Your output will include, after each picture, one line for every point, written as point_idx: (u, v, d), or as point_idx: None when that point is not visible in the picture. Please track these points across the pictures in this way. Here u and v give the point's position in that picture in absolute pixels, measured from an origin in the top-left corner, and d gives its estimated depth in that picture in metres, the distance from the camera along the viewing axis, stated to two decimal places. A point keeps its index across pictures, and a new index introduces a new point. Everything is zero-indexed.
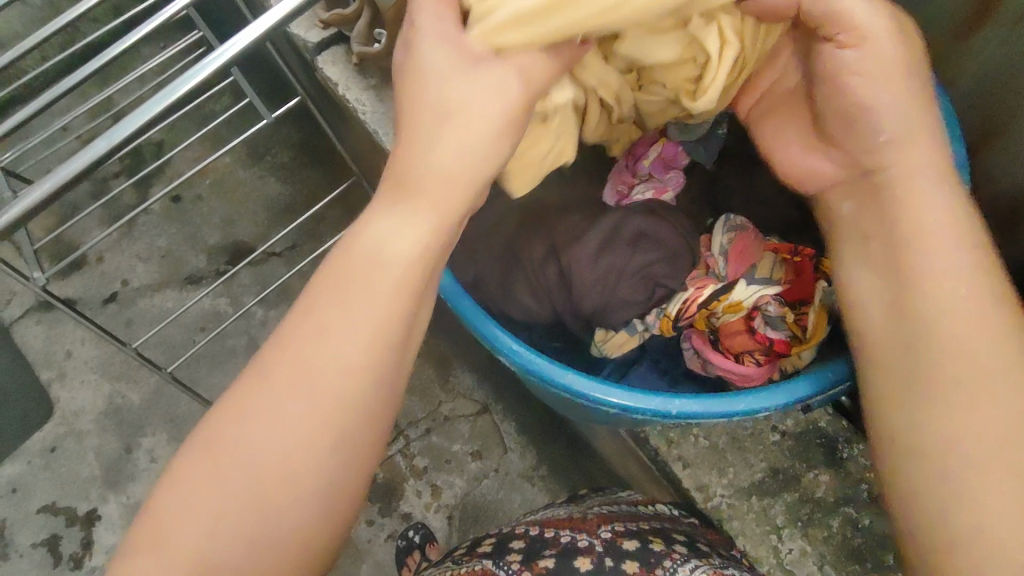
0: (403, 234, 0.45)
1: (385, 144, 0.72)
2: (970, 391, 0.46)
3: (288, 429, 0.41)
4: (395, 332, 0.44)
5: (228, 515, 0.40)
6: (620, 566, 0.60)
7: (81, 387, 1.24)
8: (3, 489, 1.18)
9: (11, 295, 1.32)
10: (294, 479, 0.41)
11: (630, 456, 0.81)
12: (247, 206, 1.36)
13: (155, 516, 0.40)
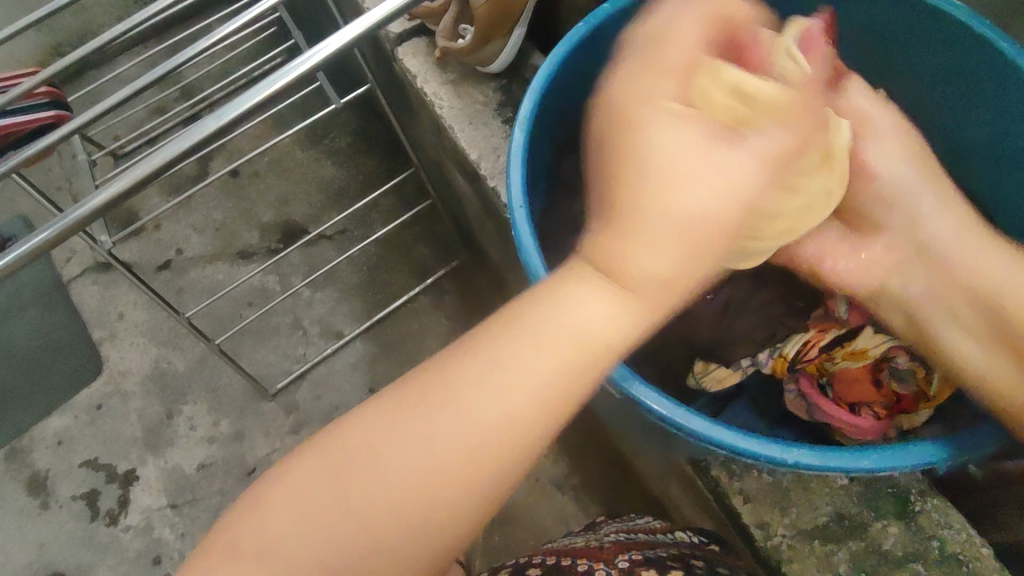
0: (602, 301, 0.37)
1: (459, 139, 0.71)
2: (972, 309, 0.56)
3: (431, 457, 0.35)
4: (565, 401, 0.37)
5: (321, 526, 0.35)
6: None
7: (130, 348, 1.28)
8: (49, 441, 1.22)
9: (73, 254, 1.37)
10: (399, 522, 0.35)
11: (678, 485, 0.80)
12: (304, 186, 1.38)
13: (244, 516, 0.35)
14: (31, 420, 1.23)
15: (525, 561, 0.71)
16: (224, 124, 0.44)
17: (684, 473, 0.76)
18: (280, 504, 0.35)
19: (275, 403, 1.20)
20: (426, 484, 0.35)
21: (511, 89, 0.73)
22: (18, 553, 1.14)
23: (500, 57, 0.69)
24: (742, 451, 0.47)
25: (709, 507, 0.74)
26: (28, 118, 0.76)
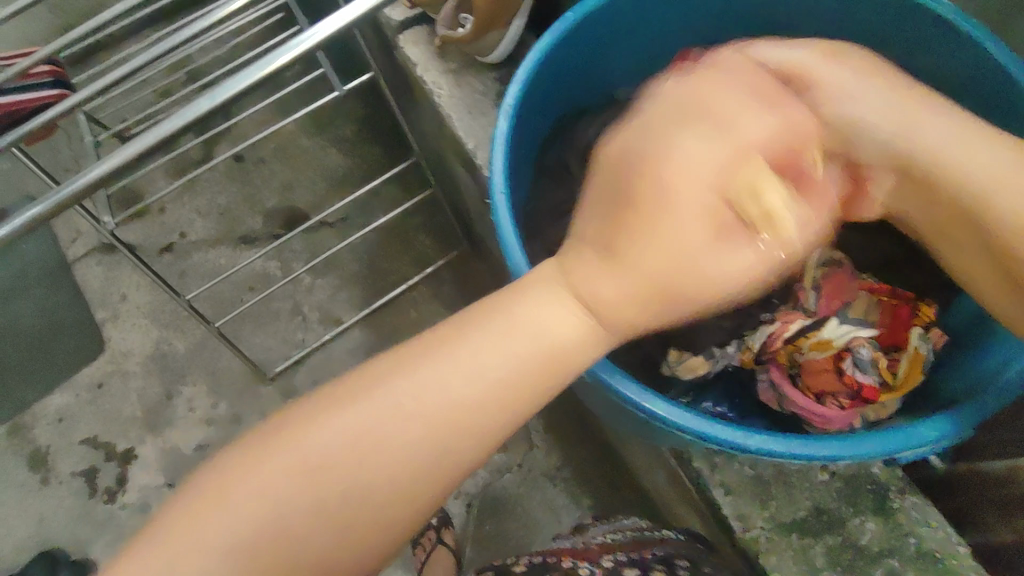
0: (562, 318, 0.40)
1: (456, 127, 0.71)
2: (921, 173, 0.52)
3: (422, 431, 0.39)
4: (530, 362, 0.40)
5: (338, 500, 0.38)
6: None
7: (132, 329, 1.29)
8: (51, 418, 1.23)
9: (79, 235, 1.38)
10: (419, 477, 0.39)
11: (665, 481, 0.81)
12: (307, 173, 1.39)
13: (252, 501, 0.38)
14: (34, 396, 1.25)
15: (513, 561, 0.75)
16: (220, 103, 0.45)
17: (668, 468, 0.77)
18: (229, 505, 0.38)
19: (273, 386, 1.21)
20: (429, 452, 0.39)
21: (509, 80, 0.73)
22: (18, 526, 1.16)
23: (500, 48, 0.70)
24: (706, 435, 0.48)
25: (693, 503, 0.74)
26: (33, 97, 0.77)
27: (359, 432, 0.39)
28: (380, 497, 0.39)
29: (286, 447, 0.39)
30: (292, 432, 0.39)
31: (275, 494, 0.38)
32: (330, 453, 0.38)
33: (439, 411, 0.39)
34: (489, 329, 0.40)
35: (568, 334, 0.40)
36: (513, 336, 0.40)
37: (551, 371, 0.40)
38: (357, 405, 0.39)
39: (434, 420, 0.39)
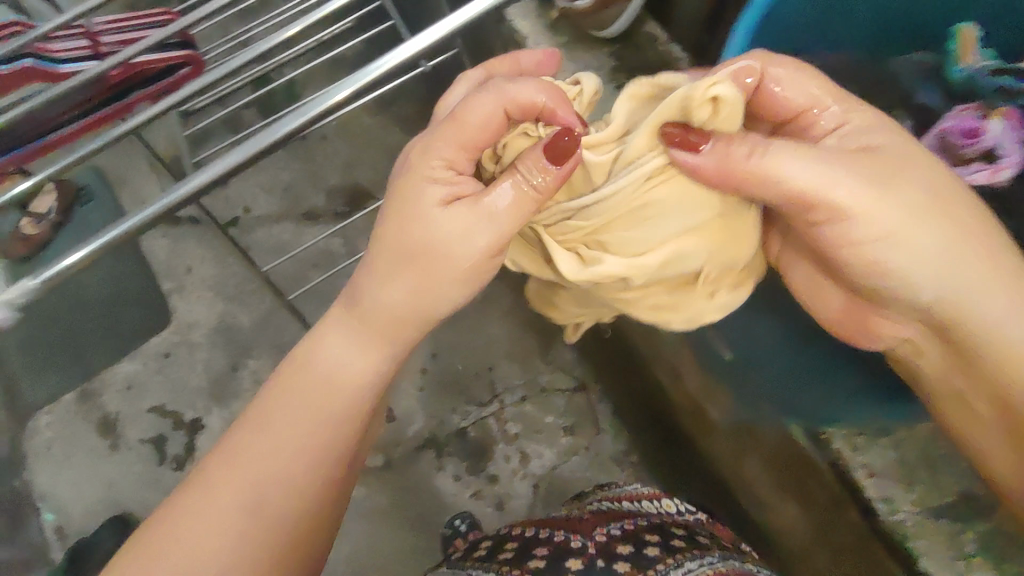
0: (352, 360, 0.56)
1: None
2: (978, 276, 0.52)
3: (278, 464, 0.54)
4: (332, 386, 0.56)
5: (245, 528, 0.52)
6: (610, 564, 0.67)
7: (198, 301, 1.30)
8: (119, 385, 1.25)
9: (143, 207, 1.39)
10: (287, 501, 0.54)
11: (763, 467, 0.80)
12: (372, 153, 1.39)
13: (176, 537, 0.52)
14: (102, 364, 1.27)
15: (505, 533, 0.81)
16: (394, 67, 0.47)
17: (779, 457, 0.76)
18: (161, 554, 0.51)
19: None
20: (287, 471, 0.54)
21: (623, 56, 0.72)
22: (88, 490, 1.18)
23: (616, 24, 0.70)
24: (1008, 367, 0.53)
25: (806, 493, 0.74)
26: None
27: (264, 470, 0.54)
28: (271, 520, 0.54)
29: (192, 518, 0.52)
30: (192, 501, 0.53)
31: (189, 531, 0.52)
32: (248, 491, 0.53)
33: (284, 446, 0.54)
34: (296, 386, 0.56)
35: (355, 377, 0.56)
36: (323, 397, 0.55)
37: (356, 413, 0.57)
38: (239, 473, 0.53)
39: (270, 464, 0.54)
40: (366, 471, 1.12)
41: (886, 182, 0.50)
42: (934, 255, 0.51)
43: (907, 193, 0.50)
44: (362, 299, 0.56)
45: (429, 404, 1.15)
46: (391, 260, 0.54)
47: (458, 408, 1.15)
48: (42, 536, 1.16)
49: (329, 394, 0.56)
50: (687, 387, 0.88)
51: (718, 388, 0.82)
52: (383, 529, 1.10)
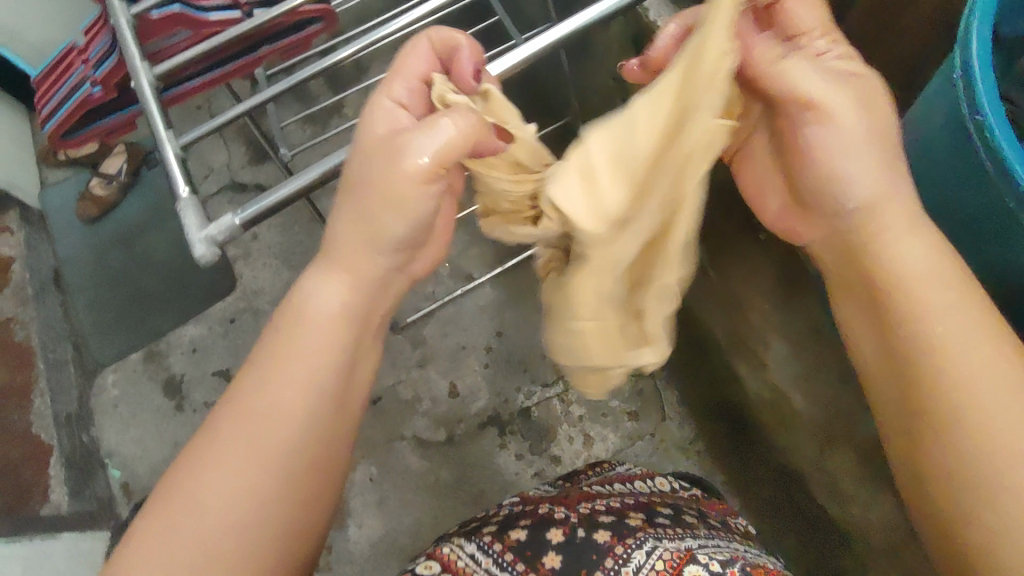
0: (324, 298, 0.52)
1: None
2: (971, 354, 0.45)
3: (260, 413, 0.49)
4: (302, 326, 0.52)
5: (246, 492, 0.47)
6: (592, 535, 0.62)
7: (264, 269, 1.31)
8: (185, 348, 1.27)
9: (209, 172, 1.40)
10: (286, 455, 0.49)
11: (856, 460, 0.78)
12: None
13: (176, 508, 0.47)
14: (170, 326, 1.28)
15: (489, 513, 0.75)
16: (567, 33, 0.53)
17: (883, 453, 0.74)
18: (163, 531, 0.46)
19: (401, 336, 1.18)
20: (277, 421, 0.49)
21: None
22: (154, 449, 1.20)
23: None
24: None
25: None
26: None
27: (253, 424, 0.49)
28: (277, 484, 0.48)
29: (187, 483, 0.48)
30: (189, 468, 0.48)
31: (188, 502, 0.47)
32: (242, 449, 0.48)
33: (267, 397, 0.50)
34: (277, 334, 0.52)
35: (324, 316, 0.52)
36: (295, 338, 0.51)
37: (338, 346, 0.52)
38: (226, 429, 0.49)
39: (257, 419, 0.49)
40: (429, 444, 1.13)
41: (914, 288, 0.47)
42: (935, 321, 0.46)
43: (882, 236, 0.49)
44: (329, 243, 0.53)
45: (494, 382, 1.15)
46: (354, 200, 0.50)
47: (523, 387, 1.14)
48: (109, 491, 1.18)
49: (301, 334, 0.51)
50: (777, 376, 0.86)
51: (814, 379, 0.79)
52: (445, 504, 1.10)
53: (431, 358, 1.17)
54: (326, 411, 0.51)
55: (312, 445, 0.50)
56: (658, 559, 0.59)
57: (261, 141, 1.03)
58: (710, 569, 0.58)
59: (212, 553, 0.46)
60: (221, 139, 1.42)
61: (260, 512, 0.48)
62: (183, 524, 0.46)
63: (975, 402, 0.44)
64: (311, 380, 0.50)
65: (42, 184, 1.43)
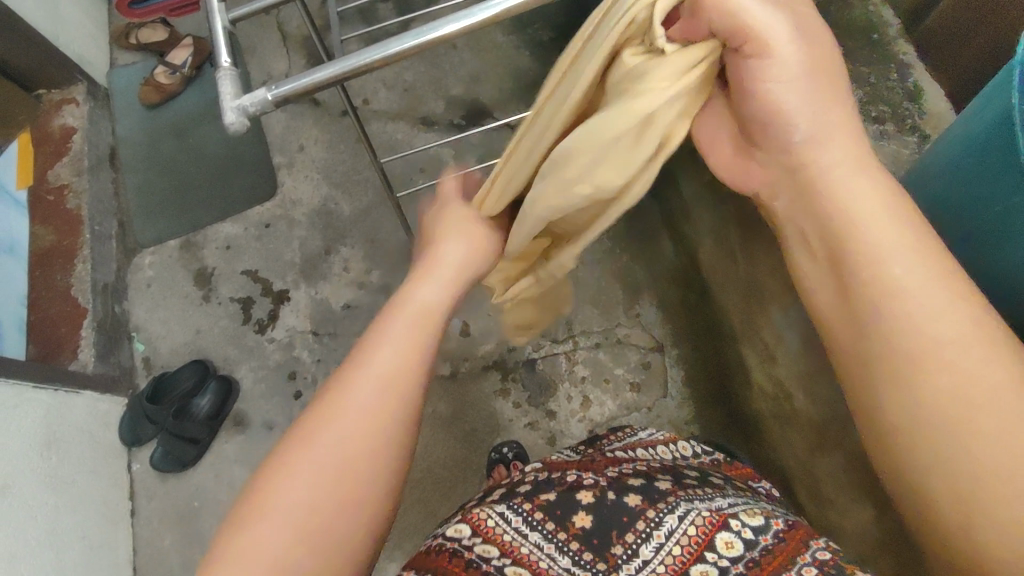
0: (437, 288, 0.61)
1: None
2: (960, 349, 0.42)
3: (370, 382, 0.53)
4: (417, 305, 0.58)
5: (354, 452, 0.50)
6: (622, 499, 0.63)
7: (305, 181, 1.34)
8: (220, 244, 1.32)
9: (268, 78, 1.42)
10: (385, 418, 0.52)
11: (845, 466, 0.77)
12: (497, 69, 1.34)
13: (297, 463, 0.49)
14: (209, 220, 1.33)
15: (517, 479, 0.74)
16: None
17: (872, 462, 0.73)
18: (287, 484, 0.48)
19: None
20: (382, 389, 0.52)
21: (829, 11, 0.66)
22: (178, 332, 1.27)
23: None
24: None
25: (885, 504, 0.72)
26: None
27: (365, 391, 0.52)
28: (377, 447, 0.51)
29: (297, 456, 0.49)
30: (314, 427, 0.51)
31: (306, 459, 0.49)
32: (359, 414, 0.51)
33: (375, 364, 0.53)
34: (396, 313, 0.57)
35: (432, 298, 0.60)
36: (408, 317, 0.57)
37: (434, 322, 0.58)
38: (350, 383, 0.53)
39: (375, 383, 0.53)
40: (432, 376, 1.16)
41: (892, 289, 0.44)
42: (943, 334, 0.43)
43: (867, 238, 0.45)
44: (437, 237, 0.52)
45: (505, 330, 1.17)
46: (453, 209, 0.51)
47: (532, 339, 1.16)
48: (131, 362, 1.25)
49: (411, 313, 0.58)
50: (783, 370, 0.86)
51: (818, 379, 0.78)
52: (437, 435, 1.14)
53: None
54: (411, 382, 0.54)
55: (408, 411, 0.53)
56: (691, 524, 0.60)
57: (321, 54, 1.03)
58: (742, 535, 0.60)
59: (330, 503, 0.48)
60: (284, 48, 1.43)
61: (365, 476, 0.50)
62: (314, 466, 0.49)
63: (969, 417, 0.41)
64: (412, 355, 0.55)
65: (112, 64, 1.47)
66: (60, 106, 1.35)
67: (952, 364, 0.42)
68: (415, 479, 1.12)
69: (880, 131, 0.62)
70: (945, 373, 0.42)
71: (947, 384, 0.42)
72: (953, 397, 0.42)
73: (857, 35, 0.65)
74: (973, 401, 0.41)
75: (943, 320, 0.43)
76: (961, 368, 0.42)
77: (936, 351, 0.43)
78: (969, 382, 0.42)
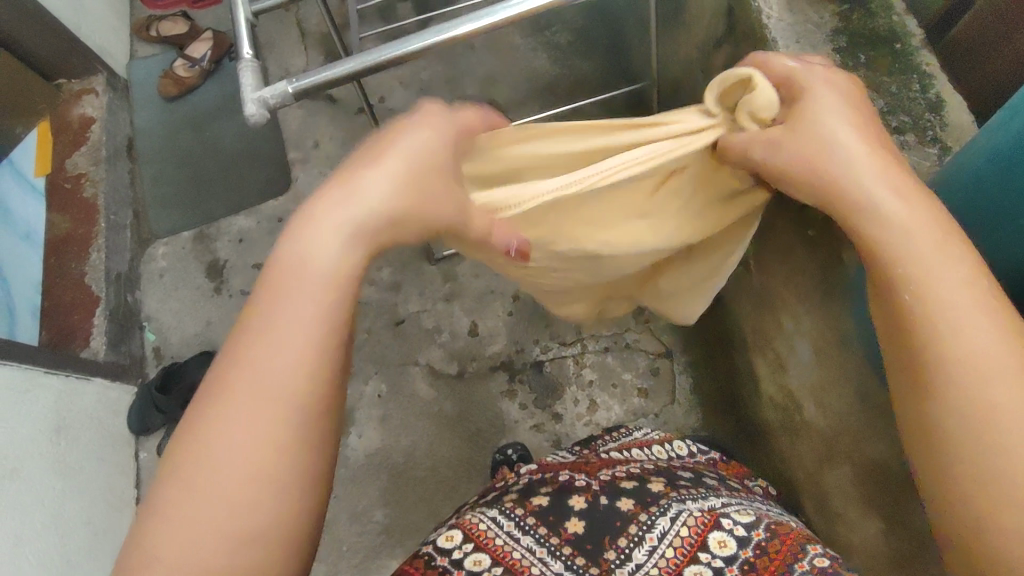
0: (323, 242, 0.45)
1: (785, 55, 0.64)
2: (984, 371, 0.41)
3: (260, 381, 0.43)
4: (305, 268, 0.45)
5: (250, 467, 0.42)
6: (614, 502, 0.63)
7: (318, 177, 1.34)
8: (233, 237, 1.32)
9: (285, 74, 1.43)
10: (283, 418, 0.43)
11: (853, 478, 0.76)
12: (513, 71, 1.35)
13: (187, 488, 0.42)
14: (223, 213, 1.34)
15: (512, 483, 0.75)
16: None
17: (882, 470, 0.71)
18: (176, 510, 0.41)
19: (434, 267, 1.21)
20: (279, 392, 0.43)
21: (851, 20, 0.66)
22: (188, 323, 1.28)
23: None
24: None
25: (897, 518, 0.70)
26: None
27: (255, 390, 0.43)
28: (284, 458, 0.43)
29: (191, 462, 0.42)
30: (200, 441, 0.42)
31: (198, 481, 0.42)
32: (257, 423, 0.43)
33: (264, 356, 0.43)
34: (278, 280, 0.45)
35: (322, 259, 0.45)
36: (297, 288, 0.45)
37: (342, 283, 0.46)
38: (240, 382, 0.43)
39: (265, 383, 0.43)
40: (439, 375, 1.16)
41: (917, 289, 0.44)
42: (972, 347, 0.42)
43: (892, 216, 0.46)
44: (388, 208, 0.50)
45: (513, 331, 1.17)
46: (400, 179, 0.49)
47: (541, 341, 1.16)
48: (141, 351, 1.26)
49: (298, 280, 0.45)
50: (795, 378, 0.85)
51: (829, 389, 0.77)
52: (442, 434, 1.13)
53: (458, 295, 1.20)
54: (316, 371, 0.44)
55: (311, 403, 0.44)
56: (683, 525, 0.60)
57: (338, 49, 1.03)
58: (735, 533, 0.60)
59: (231, 523, 0.41)
60: (302, 44, 1.44)
61: (275, 490, 0.42)
62: (206, 489, 0.42)
63: (992, 435, 0.40)
64: (315, 341, 0.44)
65: (132, 56, 1.49)
66: (80, 96, 1.36)
67: (976, 380, 0.41)
68: (418, 477, 1.12)
69: (901, 141, 0.61)
70: (962, 387, 0.41)
71: (952, 404, 0.42)
72: (962, 416, 0.41)
73: (879, 44, 0.64)
74: (989, 424, 0.40)
75: (962, 327, 0.42)
76: (987, 390, 0.41)
77: (946, 355, 0.42)
78: (990, 399, 0.41)
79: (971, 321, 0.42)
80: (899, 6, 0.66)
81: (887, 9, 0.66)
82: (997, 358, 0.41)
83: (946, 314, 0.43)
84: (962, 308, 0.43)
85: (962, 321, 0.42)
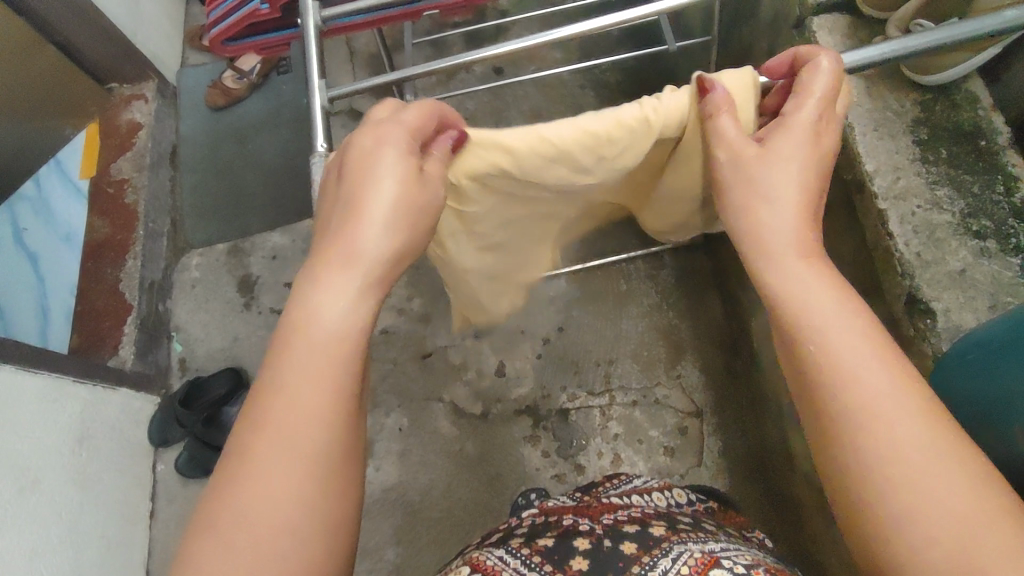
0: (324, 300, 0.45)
1: (863, 145, 0.66)
2: (902, 426, 0.37)
3: (274, 434, 0.42)
4: (298, 322, 0.44)
5: (276, 515, 0.41)
6: (618, 545, 0.60)
7: None
8: (266, 254, 1.32)
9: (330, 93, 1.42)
10: (306, 459, 0.42)
11: None
12: (560, 108, 1.33)
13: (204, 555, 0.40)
14: (258, 228, 1.34)
15: (516, 527, 0.72)
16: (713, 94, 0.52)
17: None
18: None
19: None
20: (296, 439, 0.42)
21: (934, 110, 0.67)
22: (216, 336, 1.28)
23: (949, 71, 0.64)
24: None
25: None
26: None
27: (273, 449, 0.42)
28: (310, 498, 0.42)
29: (219, 525, 0.40)
30: (222, 509, 0.41)
31: (218, 547, 0.40)
32: (275, 475, 0.41)
33: (274, 412, 0.42)
34: (282, 345, 0.44)
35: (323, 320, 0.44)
36: (298, 344, 0.44)
37: (346, 342, 0.45)
38: (260, 447, 0.42)
39: (282, 435, 0.42)
40: (462, 414, 1.14)
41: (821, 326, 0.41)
42: (876, 395, 0.39)
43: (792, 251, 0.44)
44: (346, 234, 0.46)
45: (542, 375, 1.15)
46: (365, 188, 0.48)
47: (568, 389, 1.13)
48: (167, 362, 1.26)
49: (294, 337, 0.44)
50: None
51: None
52: (460, 476, 1.11)
53: (488, 333, 1.18)
54: (330, 410, 0.43)
55: (328, 441, 0.43)
56: (683, 565, 0.56)
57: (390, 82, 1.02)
58: (735, 571, 0.54)
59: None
60: (350, 64, 1.44)
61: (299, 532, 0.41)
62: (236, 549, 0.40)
63: (919, 507, 0.36)
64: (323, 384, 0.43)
65: (183, 63, 1.50)
66: (130, 101, 1.37)
67: (887, 434, 0.38)
68: (433, 518, 1.09)
69: (981, 246, 0.62)
70: (880, 442, 0.38)
71: (867, 467, 0.38)
72: (875, 475, 0.37)
73: (962, 139, 0.66)
74: (910, 490, 0.36)
75: (859, 363, 0.40)
76: (901, 444, 0.37)
77: (851, 402, 0.39)
78: (908, 455, 0.37)
79: (874, 356, 0.40)
80: (986, 99, 0.66)
81: (973, 101, 0.67)
82: (905, 402, 0.38)
83: (849, 357, 0.40)
84: (864, 341, 0.41)
85: (875, 364, 0.40)
